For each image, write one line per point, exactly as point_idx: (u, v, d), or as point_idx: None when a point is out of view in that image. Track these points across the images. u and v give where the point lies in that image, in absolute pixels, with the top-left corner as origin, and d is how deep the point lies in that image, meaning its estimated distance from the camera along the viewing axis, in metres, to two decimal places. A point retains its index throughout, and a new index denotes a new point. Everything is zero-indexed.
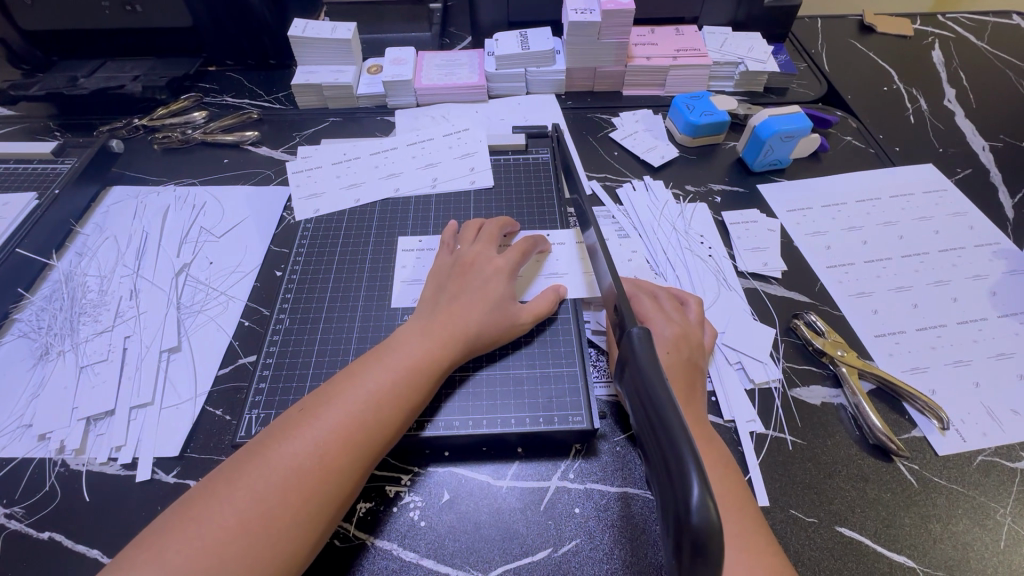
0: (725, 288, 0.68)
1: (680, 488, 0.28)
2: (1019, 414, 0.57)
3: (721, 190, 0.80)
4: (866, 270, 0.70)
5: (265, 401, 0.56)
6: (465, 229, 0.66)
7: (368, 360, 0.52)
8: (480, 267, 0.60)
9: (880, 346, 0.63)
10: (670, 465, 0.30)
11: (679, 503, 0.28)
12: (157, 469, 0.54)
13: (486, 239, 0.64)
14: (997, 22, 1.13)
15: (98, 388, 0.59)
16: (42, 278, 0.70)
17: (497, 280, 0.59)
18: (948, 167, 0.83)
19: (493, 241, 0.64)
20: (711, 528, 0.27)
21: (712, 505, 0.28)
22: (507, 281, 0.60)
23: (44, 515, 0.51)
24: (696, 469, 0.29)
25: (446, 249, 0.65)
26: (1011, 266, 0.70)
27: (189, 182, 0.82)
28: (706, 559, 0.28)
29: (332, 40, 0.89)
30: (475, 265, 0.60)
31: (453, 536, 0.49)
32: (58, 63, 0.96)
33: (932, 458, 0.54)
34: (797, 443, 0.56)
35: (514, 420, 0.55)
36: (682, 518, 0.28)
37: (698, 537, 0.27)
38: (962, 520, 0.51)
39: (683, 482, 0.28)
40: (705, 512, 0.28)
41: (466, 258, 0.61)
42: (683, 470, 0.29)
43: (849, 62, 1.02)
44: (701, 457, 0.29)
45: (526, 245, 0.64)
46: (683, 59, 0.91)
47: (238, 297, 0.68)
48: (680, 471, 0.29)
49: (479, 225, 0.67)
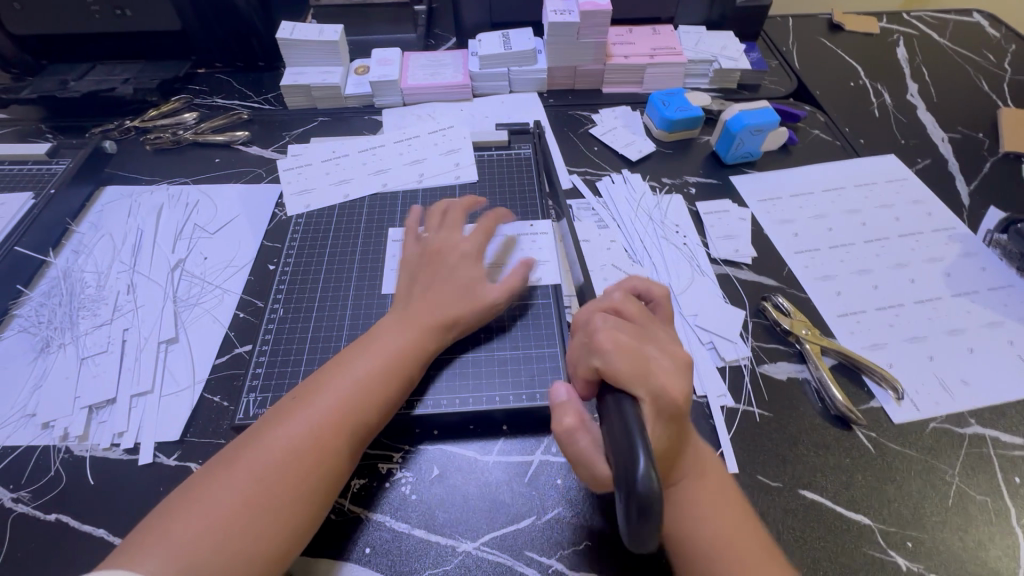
0: (698, 273, 0.71)
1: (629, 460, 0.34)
2: (969, 384, 0.61)
3: (695, 181, 0.84)
4: (831, 255, 0.74)
5: (261, 386, 0.59)
6: (430, 216, 0.69)
7: (355, 350, 0.55)
8: (449, 255, 0.63)
9: (842, 325, 0.67)
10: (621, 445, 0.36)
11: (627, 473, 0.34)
12: (159, 452, 0.57)
13: (452, 225, 0.67)
14: (959, 20, 1.18)
15: (98, 379, 0.61)
16: (40, 275, 0.72)
17: (466, 266, 0.63)
18: (909, 157, 0.88)
19: (459, 225, 0.68)
20: (653, 494, 0.33)
21: (654, 477, 0.33)
22: (475, 265, 0.63)
23: (51, 498, 0.54)
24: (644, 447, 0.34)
25: (414, 236, 0.68)
26: (965, 249, 0.75)
27: (182, 181, 0.84)
28: (648, 517, 0.33)
29: (319, 41, 0.91)
30: (446, 253, 0.64)
31: (442, 507, 0.53)
32: (49, 67, 0.98)
33: (888, 426, 0.59)
34: (764, 416, 0.59)
35: (499, 399, 0.58)
36: (630, 487, 0.33)
37: (641, 499, 0.32)
38: (915, 481, 0.55)
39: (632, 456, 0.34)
40: (649, 477, 0.33)
41: (434, 246, 0.65)
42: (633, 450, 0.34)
43: (818, 59, 1.07)
44: (645, 441, 0.35)
45: (492, 224, 0.68)
46: (659, 58, 0.95)
47: (232, 290, 0.70)
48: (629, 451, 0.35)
49: (443, 209, 0.70)
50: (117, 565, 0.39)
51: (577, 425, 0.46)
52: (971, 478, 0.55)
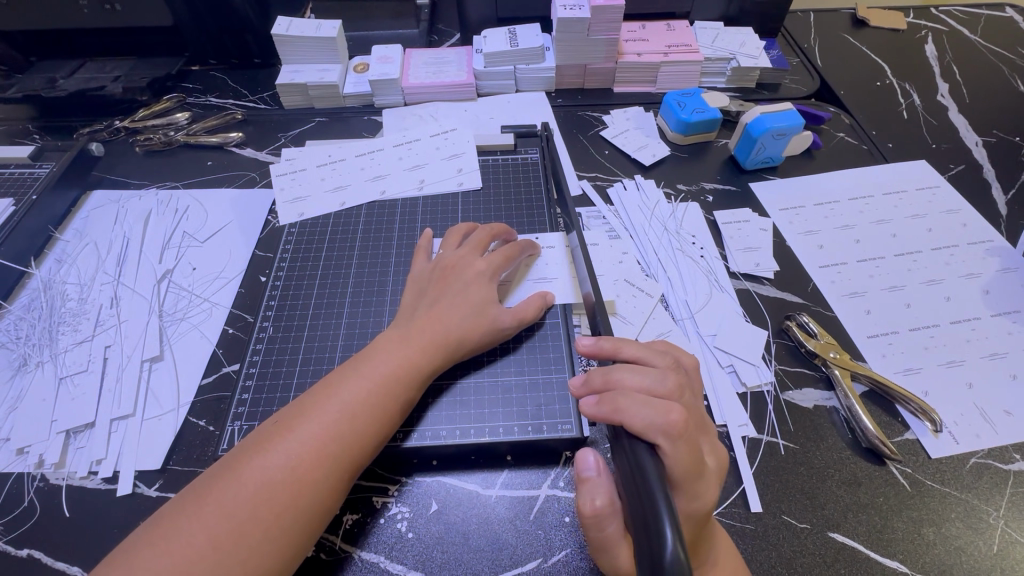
0: (717, 290, 0.67)
1: (654, 533, 0.31)
2: (1012, 415, 0.57)
3: (713, 188, 0.79)
4: (859, 269, 0.69)
5: (248, 412, 0.55)
6: (450, 234, 0.64)
7: (345, 371, 0.50)
8: (461, 271, 0.59)
9: (873, 347, 0.62)
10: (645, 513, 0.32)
11: (654, 550, 0.30)
12: (139, 482, 0.53)
13: (473, 244, 0.62)
14: (991, 15, 1.12)
15: (77, 400, 0.58)
16: (21, 286, 0.68)
17: (479, 285, 0.58)
18: (941, 163, 0.82)
19: (479, 247, 0.62)
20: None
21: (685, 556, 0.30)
22: (489, 286, 0.58)
23: (22, 532, 0.50)
24: (669, 516, 0.31)
25: (426, 257, 0.63)
26: (1004, 264, 0.69)
27: (171, 185, 0.80)
28: None
29: (316, 38, 0.87)
30: (457, 269, 0.59)
31: (440, 547, 0.49)
32: (37, 63, 0.94)
33: (924, 460, 0.54)
34: (790, 448, 0.55)
35: (503, 429, 0.54)
36: (656, 564, 0.30)
37: None
38: (955, 524, 0.50)
39: (658, 531, 0.31)
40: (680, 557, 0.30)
41: (449, 262, 0.60)
42: (656, 519, 0.31)
43: (842, 56, 1.01)
44: (673, 507, 0.32)
45: (513, 251, 0.62)
46: (675, 55, 0.89)
47: (221, 304, 0.66)
48: (655, 521, 0.31)
49: (467, 232, 0.65)
50: None
51: (610, 510, 0.39)
52: (1018, 521, 0.51)
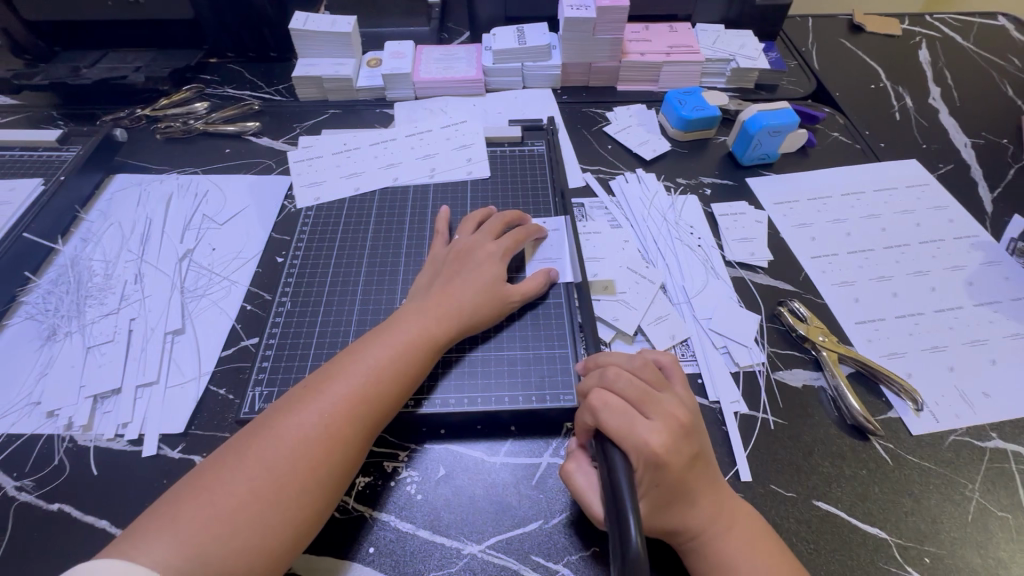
0: (713, 276, 0.70)
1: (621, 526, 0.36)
2: (991, 397, 0.60)
3: (711, 182, 0.83)
4: (849, 261, 0.72)
5: (267, 379, 0.58)
6: (466, 221, 0.68)
7: (370, 339, 0.54)
8: (474, 253, 0.62)
9: (860, 332, 0.65)
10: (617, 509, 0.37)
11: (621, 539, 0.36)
12: (162, 445, 0.56)
13: (487, 230, 0.66)
14: (983, 23, 1.16)
15: (105, 367, 0.61)
16: (48, 262, 0.71)
17: (490, 265, 0.61)
18: (931, 162, 0.86)
19: (493, 233, 0.66)
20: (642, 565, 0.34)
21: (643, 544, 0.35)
22: (500, 265, 0.62)
23: (54, 487, 0.53)
24: (632, 514, 0.36)
25: (444, 241, 0.68)
26: (988, 257, 0.73)
27: (191, 171, 0.83)
28: None
29: (332, 33, 0.90)
30: (470, 253, 0.62)
31: (448, 509, 0.52)
32: (62, 53, 0.98)
33: (906, 437, 0.57)
34: (779, 424, 0.58)
35: (508, 400, 0.57)
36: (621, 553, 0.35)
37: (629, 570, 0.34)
38: (933, 496, 0.53)
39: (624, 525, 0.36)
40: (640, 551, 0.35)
41: (462, 246, 0.64)
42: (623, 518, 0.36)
43: (838, 60, 1.05)
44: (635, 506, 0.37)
45: (522, 235, 0.66)
46: (676, 55, 0.93)
47: (240, 282, 0.69)
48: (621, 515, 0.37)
49: (481, 219, 0.69)
50: (119, 554, 0.39)
51: (579, 469, 0.49)
52: (993, 494, 0.54)
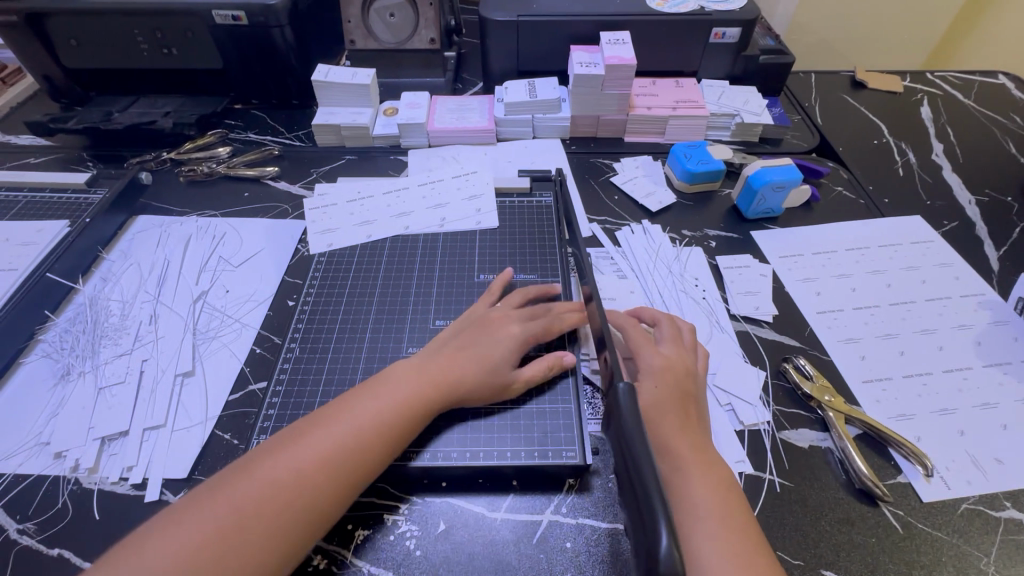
0: (717, 330, 0.70)
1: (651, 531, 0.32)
2: (1003, 463, 0.59)
3: (716, 235, 0.84)
4: (855, 317, 0.72)
5: (272, 426, 0.59)
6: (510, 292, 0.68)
7: (363, 390, 0.55)
8: (501, 326, 0.62)
9: (867, 392, 0.65)
10: (645, 516, 0.33)
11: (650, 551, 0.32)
12: (165, 490, 0.56)
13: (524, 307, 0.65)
14: (984, 81, 1.18)
15: (114, 409, 0.62)
16: (67, 301, 0.74)
17: (507, 344, 0.60)
18: (936, 219, 0.87)
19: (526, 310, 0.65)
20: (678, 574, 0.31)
21: (679, 555, 0.31)
22: (516, 349, 0.60)
23: (55, 532, 0.53)
24: (666, 521, 0.32)
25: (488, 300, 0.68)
26: (996, 317, 0.73)
27: (210, 214, 0.86)
28: None
29: (351, 84, 0.94)
30: (496, 324, 0.62)
31: (446, 567, 0.51)
32: (96, 98, 1.03)
33: (916, 503, 0.56)
34: (785, 486, 0.57)
35: (510, 454, 0.57)
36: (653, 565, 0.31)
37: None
38: (947, 569, 0.52)
39: (655, 533, 0.32)
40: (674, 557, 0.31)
41: (493, 316, 0.64)
42: (654, 516, 0.33)
43: (841, 116, 1.08)
44: (671, 513, 0.33)
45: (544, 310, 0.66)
46: (682, 110, 0.96)
47: (250, 325, 0.71)
48: (653, 524, 0.32)
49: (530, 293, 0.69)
50: None
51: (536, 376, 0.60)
52: (1009, 568, 0.52)
